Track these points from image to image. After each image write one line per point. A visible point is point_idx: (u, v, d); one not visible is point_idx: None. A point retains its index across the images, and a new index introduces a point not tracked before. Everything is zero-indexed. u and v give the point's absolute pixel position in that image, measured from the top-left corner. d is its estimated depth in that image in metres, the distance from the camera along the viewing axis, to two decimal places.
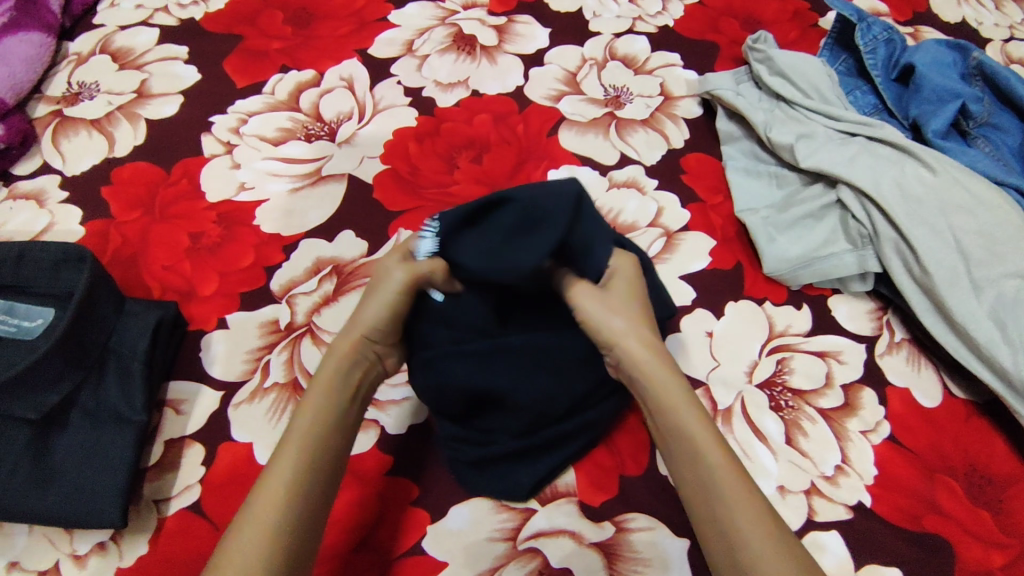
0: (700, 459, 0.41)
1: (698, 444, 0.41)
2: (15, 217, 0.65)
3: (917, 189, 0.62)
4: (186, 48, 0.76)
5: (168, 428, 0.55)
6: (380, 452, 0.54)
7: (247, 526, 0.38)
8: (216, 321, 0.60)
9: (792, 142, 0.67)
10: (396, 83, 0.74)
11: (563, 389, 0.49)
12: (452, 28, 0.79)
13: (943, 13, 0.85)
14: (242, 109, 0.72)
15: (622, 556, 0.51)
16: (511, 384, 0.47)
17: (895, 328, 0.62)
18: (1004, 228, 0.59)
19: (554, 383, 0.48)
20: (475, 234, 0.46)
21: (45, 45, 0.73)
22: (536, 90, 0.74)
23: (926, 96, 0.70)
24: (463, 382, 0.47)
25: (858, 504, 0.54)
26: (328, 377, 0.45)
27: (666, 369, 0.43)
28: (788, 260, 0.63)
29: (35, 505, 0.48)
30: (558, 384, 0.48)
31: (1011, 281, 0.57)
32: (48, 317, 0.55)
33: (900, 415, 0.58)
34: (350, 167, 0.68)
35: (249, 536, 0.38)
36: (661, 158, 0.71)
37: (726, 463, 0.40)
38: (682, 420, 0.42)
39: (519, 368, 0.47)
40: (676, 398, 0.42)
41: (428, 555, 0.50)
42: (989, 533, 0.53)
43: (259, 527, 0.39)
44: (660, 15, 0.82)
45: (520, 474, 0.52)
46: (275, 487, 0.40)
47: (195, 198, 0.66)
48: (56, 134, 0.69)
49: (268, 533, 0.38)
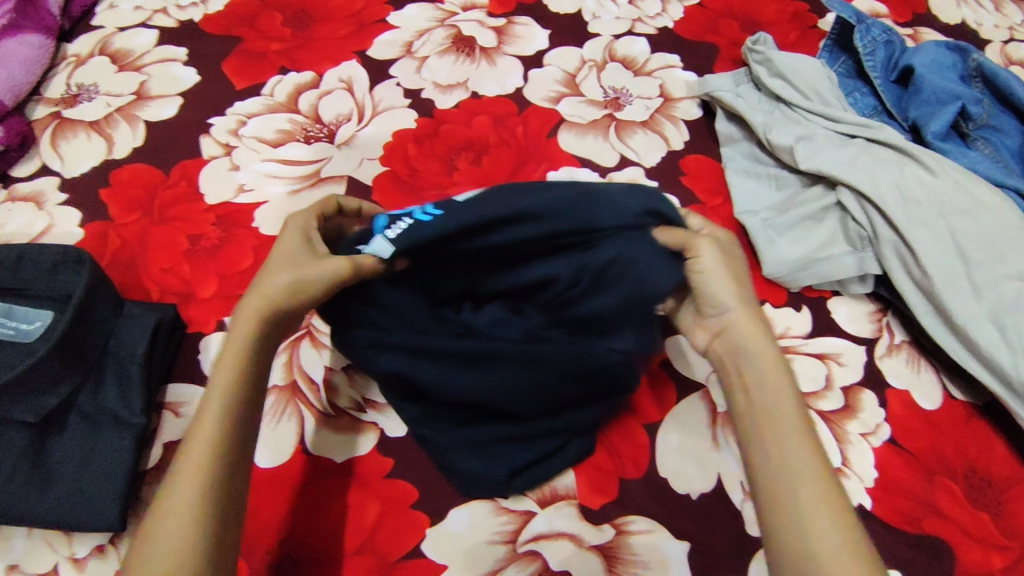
0: (785, 445, 0.38)
1: (783, 425, 0.39)
2: (14, 218, 0.64)
3: (917, 191, 0.62)
4: (185, 49, 0.76)
5: (167, 430, 0.55)
6: (379, 454, 0.54)
7: (167, 502, 0.35)
8: (215, 323, 0.59)
9: (792, 143, 0.67)
10: (395, 85, 0.74)
11: (550, 393, 0.48)
12: (451, 29, 0.79)
13: (942, 14, 0.85)
14: (241, 110, 0.72)
15: (622, 559, 0.51)
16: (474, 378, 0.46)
17: (894, 329, 0.62)
18: (1003, 230, 0.59)
19: (532, 384, 0.47)
20: (459, 220, 0.44)
21: (45, 47, 0.73)
22: (535, 92, 0.74)
23: (925, 98, 0.70)
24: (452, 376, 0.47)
25: (858, 506, 0.54)
26: (243, 337, 0.40)
27: (766, 353, 0.42)
28: (788, 262, 0.63)
29: (32, 508, 0.48)
30: (535, 382, 0.46)
31: (1011, 282, 0.57)
32: (47, 320, 0.55)
33: (900, 417, 0.58)
34: (349, 169, 0.68)
35: (173, 519, 0.35)
36: (660, 160, 0.71)
37: (813, 458, 0.38)
38: (772, 396, 0.40)
39: (503, 368, 0.46)
40: (770, 376, 0.41)
41: (427, 557, 0.50)
42: (988, 535, 0.53)
43: (182, 500, 0.35)
44: (659, 16, 0.82)
45: (496, 466, 0.51)
46: (196, 458, 0.37)
47: (194, 199, 0.66)
48: (54, 135, 0.69)
49: (193, 509, 0.35)
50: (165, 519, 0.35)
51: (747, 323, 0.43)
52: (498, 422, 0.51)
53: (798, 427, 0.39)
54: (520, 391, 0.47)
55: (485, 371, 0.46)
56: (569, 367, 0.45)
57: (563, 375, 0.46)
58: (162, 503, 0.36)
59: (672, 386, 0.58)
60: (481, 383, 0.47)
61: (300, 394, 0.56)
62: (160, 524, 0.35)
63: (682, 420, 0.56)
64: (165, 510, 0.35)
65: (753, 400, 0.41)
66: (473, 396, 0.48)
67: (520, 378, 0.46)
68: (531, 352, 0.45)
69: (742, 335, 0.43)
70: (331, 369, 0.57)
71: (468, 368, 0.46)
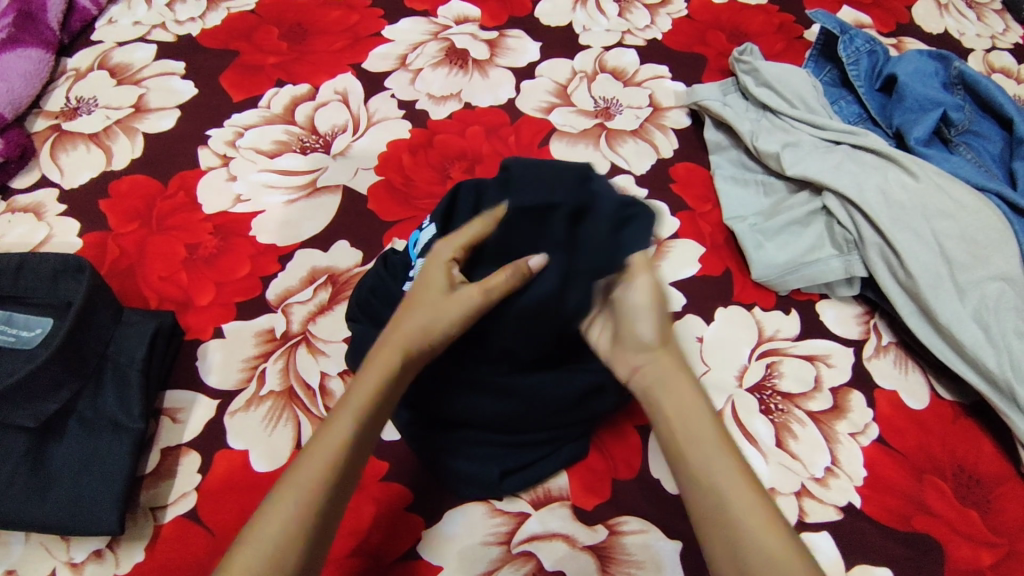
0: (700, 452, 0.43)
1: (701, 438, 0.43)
2: (14, 229, 0.65)
3: (901, 195, 0.63)
4: (183, 63, 0.78)
5: (165, 436, 0.55)
6: (376, 459, 0.55)
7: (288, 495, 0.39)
8: (213, 330, 0.60)
9: (778, 150, 0.68)
10: (390, 96, 0.76)
11: (545, 418, 0.50)
12: (444, 42, 0.80)
13: (926, 24, 0.87)
14: (238, 122, 0.73)
15: (616, 558, 0.51)
16: (467, 398, 0.48)
17: (881, 331, 0.63)
18: (985, 234, 0.60)
19: (535, 412, 0.49)
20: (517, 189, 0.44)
21: (44, 61, 0.74)
22: (527, 102, 0.76)
23: (908, 106, 0.72)
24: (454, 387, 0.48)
25: (848, 505, 0.55)
26: (388, 365, 0.42)
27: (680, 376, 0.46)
28: (776, 266, 0.64)
29: (32, 513, 0.49)
30: (532, 411, 0.49)
31: (994, 283, 0.59)
32: (47, 326, 0.56)
33: (888, 417, 0.59)
34: (345, 178, 0.69)
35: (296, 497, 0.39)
36: (650, 168, 0.72)
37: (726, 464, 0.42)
38: (700, 440, 0.43)
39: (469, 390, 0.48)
40: (686, 415, 0.44)
41: (423, 558, 0.51)
42: (976, 533, 0.54)
43: (303, 502, 0.39)
44: (648, 28, 0.83)
45: (487, 466, 0.51)
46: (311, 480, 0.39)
47: (193, 209, 0.67)
48: (54, 148, 0.70)
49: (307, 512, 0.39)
50: (280, 516, 0.38)
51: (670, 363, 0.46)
52: (459, 430, 0.51)
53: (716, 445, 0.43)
54: (509, 418, 0.49)
55: (484, 398, 0.48)
56: (559, 395, 0.48)
57: (559, 407, 0.49)
58: (274, 502, 0.39)
59: None
60: (466, 406, 0.49)
61: (297, 400, 0.57)
62: (269, 523, 0.38)
63: None
64: (274, 511, 0.39)
65: (678, 426, 0.44)
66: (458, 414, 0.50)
67: (512, 410, 0.49)
68: (529, 387, 0.47)
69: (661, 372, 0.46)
70: (327, 374, 0.58)
71: (453, 395, 0.49)
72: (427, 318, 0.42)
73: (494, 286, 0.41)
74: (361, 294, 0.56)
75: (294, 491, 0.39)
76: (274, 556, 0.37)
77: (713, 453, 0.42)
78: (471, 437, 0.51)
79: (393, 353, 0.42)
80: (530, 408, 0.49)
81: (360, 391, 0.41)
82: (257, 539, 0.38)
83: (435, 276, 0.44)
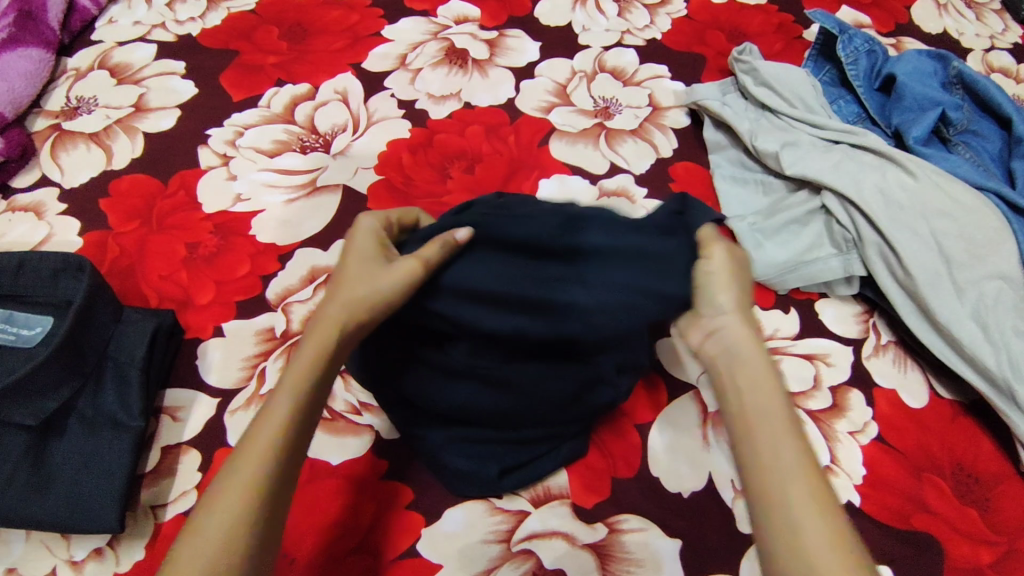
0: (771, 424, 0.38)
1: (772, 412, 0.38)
2: (14, 228, 0.65)
3: (900, 194, 0.63)
4: (183, 63, 0.78)
5: (165, 435, 0.55)
6: (376, 458, 0.55)
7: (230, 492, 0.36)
8: (213, 329, 0.60)
9: (777, 149, 0.69)
10: (390, 96, 0.76)
11: (539, 413, 0.49)
12: (444, 42, 0.80)
13: (925, 24, 0.87)
14: (238, 122, 0.73)
15: (615, 557, 0.51)
16: (444, 388, 0.47)
17: (881, 330, 0.63)
18: (983, 232, 0.60)
19: (527, 406, 0.48)
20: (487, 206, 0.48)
21: (44, 61, 0.74)
22: (527, 102, 0.76)
23: (907, 106, 0.72)
24: (428, 380, 0.47)
25: (847, 503, 0.55)
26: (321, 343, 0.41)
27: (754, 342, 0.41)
28: (775, 265, 0.64)
29: (32, 510, 0.49)
30: (526, 405, 0.48)
31: (992, 281, 0.59)
32: (47, 325, 0.56)
33: (887, 416, 0.59)
34: (345, 178, 0.69)
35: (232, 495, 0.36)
36: (649, 167, 0.72)
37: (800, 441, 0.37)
38: (767, 419, 0.38)
39: (439, 375, 0.46)
40: (758, 393, 0.39)
41: (423, 557, 0.51)
42: (975, 531, 0.54)
43: (245, 493, 0.36)
44: (648, 28, 0.84)
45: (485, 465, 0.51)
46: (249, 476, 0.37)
47: (193, 209, 0.67)
48: (54, 148, 0.70)
49: (249, 506, 0.36)
50: (221, 509, 0.36)
51: (745, 331, 0.42)
52: (452, 429, 0.50)
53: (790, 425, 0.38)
54: (504, 414, 0.48)
55: (460, 386, 0.46)
56: (549, 388, 0.47)
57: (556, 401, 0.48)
58: (214, 497, 0.36)
59: (662, 387, 0.58)
60: (441, 396, 0.47)
61: None
62: (210, 520, 0.35)
63: (673, 419, 0.57)
64: (215, 506, 0.36)
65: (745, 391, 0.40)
66: (454, 412, 0.48)
67: (504, 404, 0.47)
68: (515, 379, 0.46)
69: (734, 339, 0.42)
70: None
71: (439, 386, 0.47)
72: (359, 288, 0.42)
73: (429, 259, 0.42)
74: None
75: (234, 483, 0.37)
76: (217, 553, 0.34)
77: (781, 435, 0.37)
78: (464, 433, 0.50)
79: (328, 330, 0.41)
80: (515, 402, 0.47)
81: (296, 370, 0.40)
82: (197, 537, 0.35)
83: (360, 245, 0.44)
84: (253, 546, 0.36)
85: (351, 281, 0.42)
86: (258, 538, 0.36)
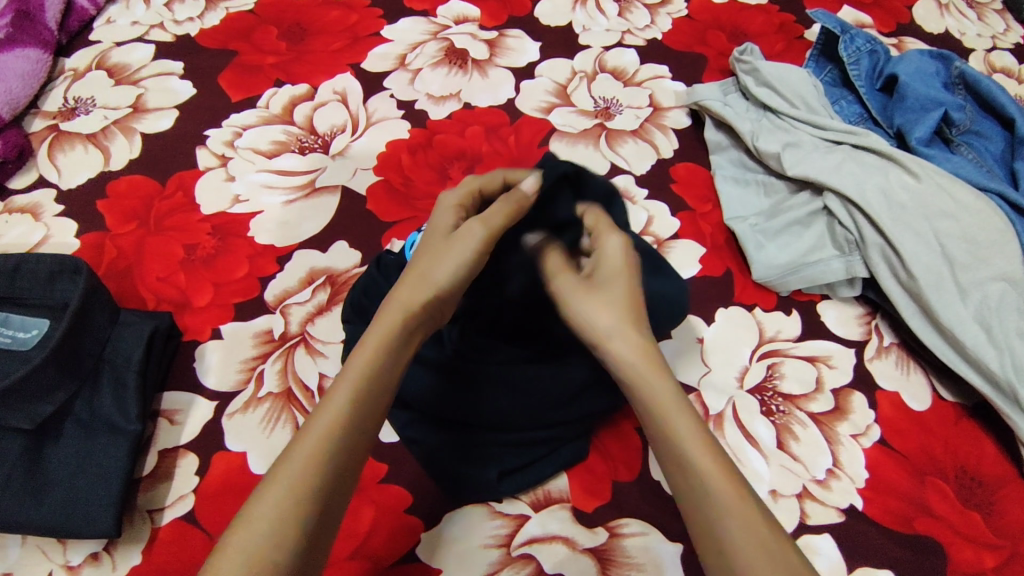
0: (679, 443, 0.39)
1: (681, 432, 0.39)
2: (11, 230, 0.65)
3: (903, 195, 0.63)
4: (182, 63, 0.77)
5: (162, 438, 0.55)
6: (375, 461, 0.54)
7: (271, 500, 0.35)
8: (211, 331, 0.60)
9: (778, 150, 0.68)
10: (389, 96, 0.75)
11: (538, 415, 0.50)
12: (444, 42, 0.80)
13: (926, 24, 0.87)
14: (237, 122, 0.73)
15: (616, 561, 0.51)
16: (478, 389, 0.49)
17: (883, 332, 0.63)
18: (987, 233, 0.60)
19: (533, 407, 0.49)
20: None
21: (42, 61, 0.74)
22: (527, 102, 0.76)
23: (909, 106, 0.71)
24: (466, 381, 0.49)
25: (849, 507, 0.55)
26: (386, 329, 0.40)
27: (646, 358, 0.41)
28: (777, 267, 0.64)
29: (28, 515, 0.48)
30: (534, 405, 0.49)
31: (996, 283, 0.58)
32: (44, 327, 0.56)
33: (890, 419, 0.59)
34: (344, 178, 0.69)
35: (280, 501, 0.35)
36: (650, 168, 0.72)
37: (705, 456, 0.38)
38: (669, 423, 0.39)
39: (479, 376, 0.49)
40: (659, 395, 0.40)
41: (422, 562, 0.51)
42: (978, 535, 0.53)
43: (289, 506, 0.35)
44: (648, 28, 0.83)
45: (485, 468, 0.51)
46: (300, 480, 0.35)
47: (191, 210, 0.67)
48: (52, 149, 0.70)
49: (300, 501, 0.35)
50: (270, 500, 0.35)
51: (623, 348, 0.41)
52: (466, 431, 0.51)
53: (697, 439, 0.39)
54: (515, 417, 0.50)
55: (488, 393, 0.49)
56: (559, 387, 0.49)
57: (553, 400, 0.49)
58: (263, 488, 0.35)
59: None
60: (481, 403, 0.49)
61: (295, 402, 0.56)
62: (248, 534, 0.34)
63: None
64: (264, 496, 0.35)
65: (651, 408, 0.40)
66: (467, 414, 0.50)
67: (519, 403, 0.49)
68: (529, 377, 0.49)
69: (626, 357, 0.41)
70: (325, 376, 0.58)
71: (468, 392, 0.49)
72: (429, 267, 0.42)
73: (494, 223, 0.43)
74: (355, 295, 0.56)
75: (286, 474, 0.35)
76: (270, 542, 0.33)
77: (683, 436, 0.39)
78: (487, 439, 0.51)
79: (393, 313, 0.41)
80: (536, 405, 0.49)
81: (362, 356, 0.39)
82: (250, 526, 0.34)
83: (440, 221, 0.46)
84: (301, 541, 0.34)
85: (424, 259, 0.43)
86: (310, 533, 0.35)
